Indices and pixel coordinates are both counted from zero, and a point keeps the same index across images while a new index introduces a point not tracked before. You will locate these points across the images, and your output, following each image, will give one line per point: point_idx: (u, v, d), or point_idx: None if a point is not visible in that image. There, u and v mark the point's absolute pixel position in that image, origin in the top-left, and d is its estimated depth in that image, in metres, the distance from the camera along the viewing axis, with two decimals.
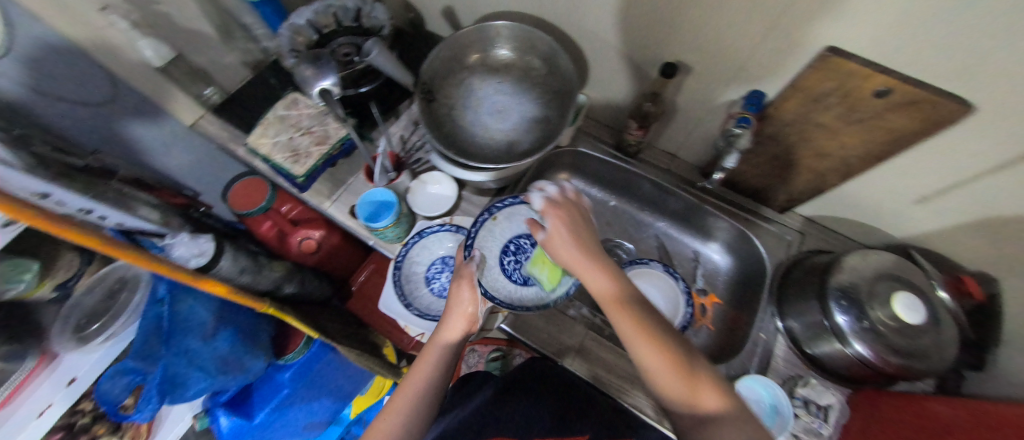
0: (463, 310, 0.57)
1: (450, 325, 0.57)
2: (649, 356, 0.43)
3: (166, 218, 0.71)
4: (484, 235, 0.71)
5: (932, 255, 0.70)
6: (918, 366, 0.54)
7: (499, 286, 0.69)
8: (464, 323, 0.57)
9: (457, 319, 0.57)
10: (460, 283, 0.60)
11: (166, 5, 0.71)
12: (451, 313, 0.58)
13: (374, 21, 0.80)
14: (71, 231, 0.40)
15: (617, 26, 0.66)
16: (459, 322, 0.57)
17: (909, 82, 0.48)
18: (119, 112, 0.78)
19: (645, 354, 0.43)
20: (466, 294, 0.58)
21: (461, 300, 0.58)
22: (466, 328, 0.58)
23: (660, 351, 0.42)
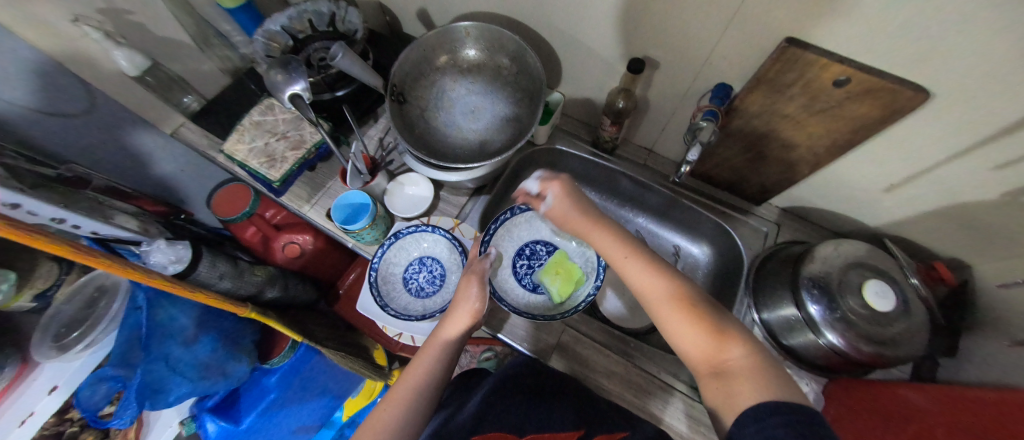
0: (468, 306, 0.59)
1: (455, 318, 0.58)
2: (668, 304, 0.49)
3: (144, 226, 0.72)
4: (502, 235, 0.77)
5: (906, 243, 0.70)
6: (889, 353, 0.54)
7: (509, 287, 0.75)
8: (468, 320, 0.58)
9: (461, 313, 0.58)
10: (467, 280, 0.62)
11: (140, 15, 0.72)
12: (456, 308, 0.59)
13: (349, 25, 0.81)
14: (41, 240, 0.41)
15: (584, 23, 0.67)
16: (464, 316, 0.58)
17: (865, 71, 0.48)
18: (98, 123, 0.79)
19: (664, 303, 0.50)
20: (472, 293, 0.60)
21: (466, 297, 0.60)
22: (471, 322, 0.58)
23: (677, 298, 0.49)
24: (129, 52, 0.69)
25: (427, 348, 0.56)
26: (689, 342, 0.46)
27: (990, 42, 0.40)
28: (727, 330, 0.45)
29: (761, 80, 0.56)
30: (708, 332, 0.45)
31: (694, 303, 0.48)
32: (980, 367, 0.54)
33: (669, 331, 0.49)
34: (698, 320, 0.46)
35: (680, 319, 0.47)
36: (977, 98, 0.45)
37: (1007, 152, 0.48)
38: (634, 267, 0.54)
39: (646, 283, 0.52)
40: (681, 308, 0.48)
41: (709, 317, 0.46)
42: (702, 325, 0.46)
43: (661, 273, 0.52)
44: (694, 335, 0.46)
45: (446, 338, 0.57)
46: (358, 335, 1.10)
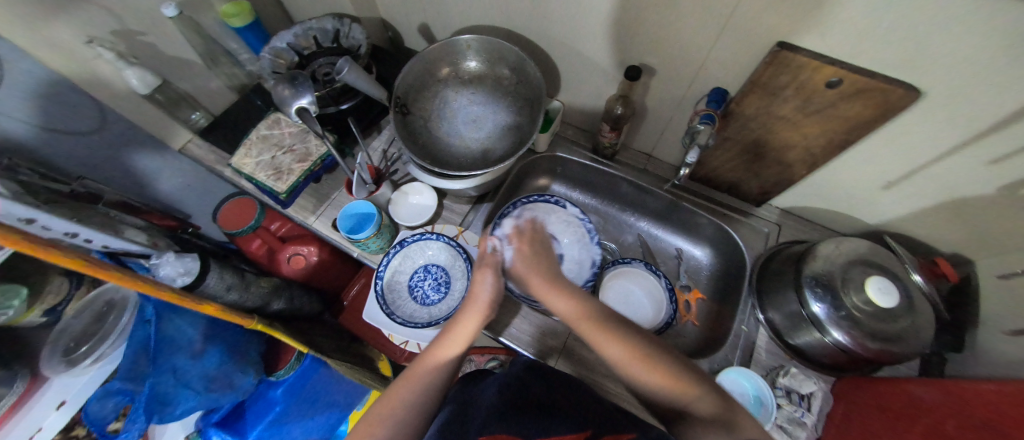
0: (467, 331, 0.60)
1: (452, 340, 0.59)
2: (612, 351, 0.54)
3: (153, 239, 0.73)
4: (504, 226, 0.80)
5: (906, 239, 0.71)
6: (894, 349, 0.54)
7: None
8: (464, 343, 0.60)
9: (460, 338, 0.60)
10: (468, 305, 0.63)
11: (150, 36, 0.76)
12: (453, 333, 0.60)
13: (352, 40, 0.83)
14: (54, 254, 0.42)
15: (579, 33, 0.69)
16: (460, 340, 0.60)
17: (856, 72, 0.50)
18: (109, 142, 0.81)
19: (610, 351, 0.54)
20: (472, 322, 0.61)
21: (465, 323, 0.61)
22: (464, 346, 0.60)
23: (619, 346, 0.54)
24: (141, 71, 0.71)
25: (420, 368, 0.57)
26: (659, 387, 0.50)
27: (972, 41, 0.42)
28: (681, 372, 0.50)
29: (755, 83, 0.58)
30: (672, 377, 0.49)
31: (642, 343, 0.53)
32: (988, 362, 0.54)
33: (632, 375, 0.52)
34: (653, 363, 0.51)
35: (638, 364, 0.52)
36: (965, 95, 0.47)
37: (1001, 147, 0.49)
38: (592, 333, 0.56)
39: (599, 339, 0.55)
40: (634, 349, 0.53)
41: (660, 358, 0.51)
42: (656, 368, 0.51)
43: (610, 331, 0.55)
44: (656, 377, 0.50)
45: (442, 360, 0.58)
46: (362, 346, 1.09)
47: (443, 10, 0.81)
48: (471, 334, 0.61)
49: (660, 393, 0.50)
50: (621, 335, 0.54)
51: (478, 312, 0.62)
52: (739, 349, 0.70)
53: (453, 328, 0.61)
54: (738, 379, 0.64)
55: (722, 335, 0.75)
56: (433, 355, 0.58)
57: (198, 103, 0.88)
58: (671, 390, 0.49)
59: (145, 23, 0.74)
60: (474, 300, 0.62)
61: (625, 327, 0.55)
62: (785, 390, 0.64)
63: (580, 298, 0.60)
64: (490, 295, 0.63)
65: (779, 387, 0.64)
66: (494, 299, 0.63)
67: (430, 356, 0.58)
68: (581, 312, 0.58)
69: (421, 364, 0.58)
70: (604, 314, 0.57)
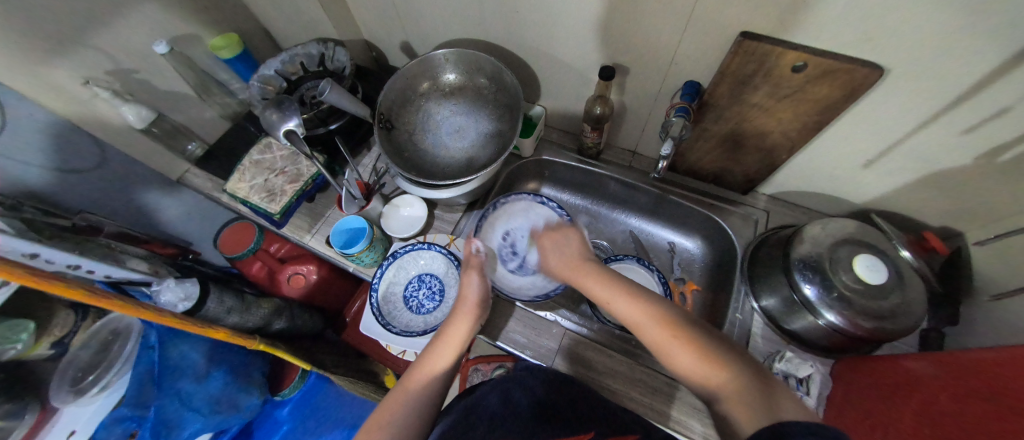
0: (460, 334, 0.61)
1: (446, 347, 0.60)
2: (656, 334, 0.51)
3: (154, 267, 0.75)
4: (487, 230, 0.79)
5: (894, 216, 0.71)
6: (890, 327, 0.54)
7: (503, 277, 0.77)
8: (458, 347, 0.61)
9: (454, 341, 0.61)
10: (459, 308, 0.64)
11: (144, 73, 0.79)
12: (446, 338, 0.61)
13: (337, 63, 0.86)
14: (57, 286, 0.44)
15: (552, 38, 0.71)
16: (453, 345, 0.60)
17: (820, 55, 0.51)
18: (111, 177, 0.84)
19: (652, 334, 0.52)
20: (463, 324, 0.62)
21: (458, 327, 0.62)
22: (457, 353, 0.61)
23: (665, 329, 0.51)
24: (135, 106, 0.76)
25: (417, 375, 0.57)
26: (693, 371, 0.47)
27: (926, 14, 0.43)
28: (723, 356, 0.46)
29: (724, 73, 0.59)
30: (708, 360, 0.46)
31: (682, 324, 0.50)
32: (985, 333, 0.54)
33: (667, 357, 0.50)
34: (694, 346, 0.47)
35: (679, 348, 0.48)
36: (929, 67, 0.48)
37: (971, 116, 0.50)
38: (623, 306, 0.56)
39: (641, 324, 0.53)
40: (676, 333, 0.50)
41: (703, 341, 0.48)
42: (693, 349, 0.47)
43: (673, 319, 0.51)
44: (699, 362, 0.46)
45: (437, 366, 0.58)
46: (366, 361, 1.10)
47: (422, 27, 0.84)
48: (463, 337, 0.61)
49: (703, 378, 0.46)
50: (671, 321, 0.51)
51: (468, 315, 0.63)
52: (734, 338, 0.70)
53: (446, 334, 0.61)
54: None
55: (718, 325, 0.75)
56: (429, 363, 0.59)
57: (193, 134, 0.91)
58: (706, 373, 0.45)
59: (138, 61, 0.78)
60: (463, 301, 0.64)
61: (682, 315, 0.52)
62: (782, 375, 0.63)
63: (657, 303, 0.54)
64: (478, 294, 0.64)
65: (777, 372, 0.64)
66: (483, 298, 0.65)
67: (426, 363, 0.59)
68: (646, 310, 0.54)
69: (418, 372, 0.58)
70: (675, 311, 0.53)
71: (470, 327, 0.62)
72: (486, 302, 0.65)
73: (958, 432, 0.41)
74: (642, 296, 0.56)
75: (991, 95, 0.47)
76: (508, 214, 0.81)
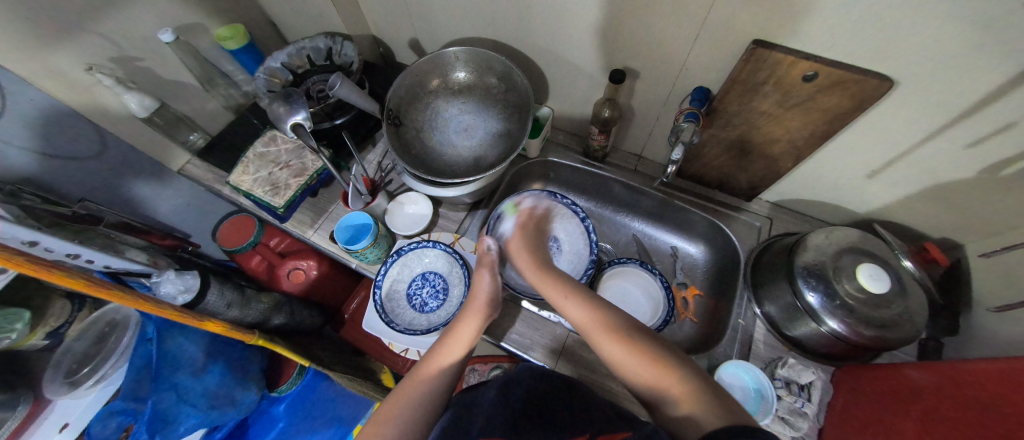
0: (469, 331, 0.61)
1: (454, 343, 0.59)
2: (605, 341, 0.53)
3: (153, 258, 0.74)
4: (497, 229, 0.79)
5: (896, 227, 0.72)
6: (891, 335, 0.55)
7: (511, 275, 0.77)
8: (467, 344, 0.60)
9: (463, 339, 0.60)
10: (470, 306, 0.64)
11: (148, 61, 0.78)
12: (455, 334, 0.60)
13: (345, 58, 0.86)
14: (56, 274, 0.43)
15: (563, 40, 0.71)
16: (461, 344, 0.60)
17: (832, 65, 0.51)
18: (111, 165, 0.83)
19: (603, 341, 0.53)
20: (473, 321, 0.62)
21: (467, 323, 0.61)
22: (466, 349, 0.60)
23: (613, 333, 0.52)
24: (139, 96, 0.74)
25: (424, 370, 0.57)
26: (643, 377, 0.48)
27: (940, 28, 0.43)
28: (671, 362, 0.47)
29: (734, 80, 0.59)
30: (655, 364, 0.47)
31: (630, 332, 0.52)
32: (986, 344, 0.54)
33: (618, 366, 0.51)
34: (641, 352, 0.49)
35: (627, 355, 0.50)
36: (940, 81, 0.48)
37: (976, 130, 0.51)
38: (572, 307, 0.58)
39: (590, 328, 0.55)
40: (623, 341, 0.51)
41: (649, 347, 0.49)
42: (638, 355, 0.49)
43: (614, 323, 0.54)
44: (641, 364, 0.48)
45: (446, 362, 0.58)
46: (363, 358, 1.09)
47: (431, 24, 0.84)
48: (472, 336, 0.61)
49: (648, 383, 0.47)
50: (618, 328, 0.53)
51: (478, 314, 0.62)
52: (737, 343, 0.71)
53: (455, 329, 0.61)
54: (738, 372, 0.64)
55: (720, 330, 0.76)
56: (437, 358, 0.58)
57: (195, 125, 0.90)
58: (656, 380, 0.47)
59: (143, 49, 0.76)
60: (475, 298, 0.64)
61: (627, 322, 0.54)
62: (784, 381, 0.63)
63: (601, 307, 0.56)
64: (488, 293, 0.64)
65: (778, 378, 0.64)
66: (493, 298, 0.65)
67: (435, 359, 0.58)
68: (594, 315, 0.55)
69: (425, 366, 0.58)
70: (620, 319, 0.54)
71: (479, 325, 0.62)
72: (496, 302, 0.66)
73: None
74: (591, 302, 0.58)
75: (998, 110, 0.48)
76: None
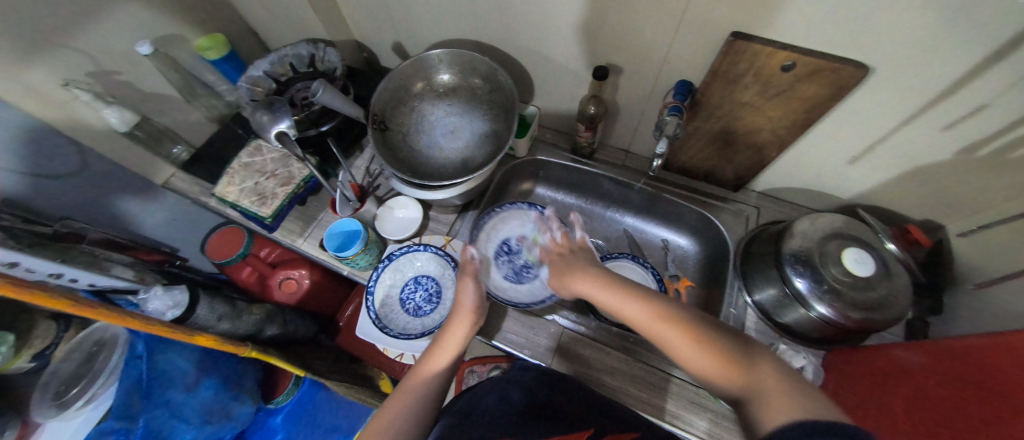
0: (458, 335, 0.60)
1: (442, 351, 0.59)
2: (671, 335, 0.48)
3: (140, 274, 0.73)
4: (481, 239, 0.79)
5: (879, 210, 0.73)
6: (878, 317, 0.56)
7: (498, 285, 0.77)
8: (455, 352, 0.60)
9: (452, 344, 0.60)
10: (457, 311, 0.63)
11: (126, 74, 0.77)
12: (443, 342, 0.60)
13: (328, 63, 0.86)
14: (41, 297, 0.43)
15: (545, 39, 0.72)
16: (450, 351, 0.59)
17: (808, 54, 0.52)
18: (92, 182, 0.81)
19: (671, 337, 0.48)
20: (461, 329, 0.61)
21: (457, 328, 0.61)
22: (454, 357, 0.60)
23: (683, 329, 0.47)
24: (118, 109, 0.73)
25: (414, 379, 0.57)
26: (712, 372, 0.44)
27: (910, 15, 0.44)
28: (741, 358, 0.43)
29: (716, 73, 0.60)
30: (727, 359, 0.43)
31: (692, 326, 0.47)
32: (969, 321, 0.56)
33: (685, 360, 0.47)
34: (706, 343, 0.45)
35: (691, 348, 0.46)
36: (913, 65, 0.49)
37: (950, 112, 0.52)
38: (633, 307, 0.52)
39: (654, 324, 0.50)
40: (691, 336, 0.46)
41: (718, 341, 0.45)
42: (703, 349, 0.45)
43: (679, 318, 0.49)
44: (713, 362, 0.44)
45: (434, 370, 0.58)
46: (360, 366, 1.08)
47: (414, 27, 0.83)
48: (459, 344, 0.60)
49: (722, 378, 0.43)
50: (681, 320, 0.48)
51: (466, 320, 0.61)
52: (729, 332, 0.72)
53: (442, 338, 0.60)
54: None
55: (713, 321, 0.76)
56: (425, 367, 0.58)
57: (179, 137, 0.89)
58: (729, 374, 0.43)
59: (121, 62, 0.75)
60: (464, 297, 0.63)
61: (700, 320, 0.48)
62: None
63: (661, 302, 0.51)
64: (473, 301, 0.62)
65: None
66: (479, 305, 0.63)
67: (423, 367, 0.58)
68: (653, 312, 0.50)
69: (414, 375, 0.58)
70: (688, 314, 0.49)
71: (467, 334, 0.61)
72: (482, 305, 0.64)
73: (953, 421, 0.42)
74: (655, 301, 0.52)
75: (969, 91, 0.49)
76: (502, 221, 0.81)
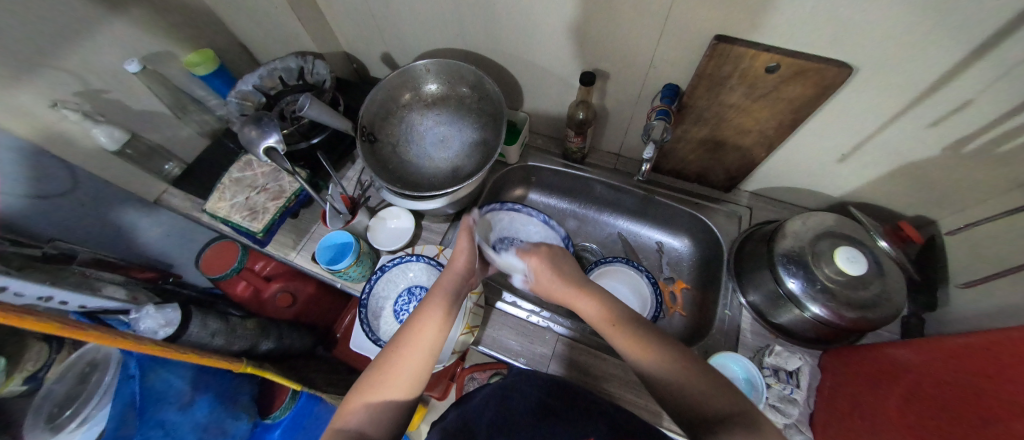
0: (435, 322, 0.55)
1: (421, 327, 0.54)
2: (618, 339, 0.52)
3: (132, 294, 0.72)
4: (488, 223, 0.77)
5: (870, 208, 0.73)
6: (871, 316, 0.55)
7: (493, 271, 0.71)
8: (437, 328, 0.55)
9: (426, 333, 0.54)
10: (432, 298, 0.58)
11: (116, 93, 0.77)
12: (421, 318, 0.55)
13: (317, 76, 0.86)
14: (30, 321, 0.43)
15: (531, 46, 0.72)
16: (427, 337, 0.54)
17: (791, 55, 0.52)
18: (82, 201, 0.81)
19: (615, 338, 0.53)
20: (440, 304, 0.57)
21: (431, 314, 0.55)
22: (437, 335, 0.55)
23: (624, 335, 0.52)
24: (108, 128, 0.74)
25: (393, 355, 0.52)
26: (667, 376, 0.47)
27: (891, 14, 0.44)
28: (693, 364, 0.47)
29: (701, 76, 0.60)
30: (681, 366, 0.47)
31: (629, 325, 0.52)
32: (963, 318, 0.56)
33: (637, 364, 0.50)
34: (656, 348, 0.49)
35: (640, 352, 0.49)
36: (896, 64, 0.49)
37: (935, 110, 0.52)
38: (582, 301, 0.58)
39: (614, 334, 0.53)
40: (627, 333, 0.52)
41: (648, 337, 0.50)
42: (638, 345, 0.50)
43: (626, 324, 0.53)
44: (669, 365, 0.47)
45: (416, 348, 0.52)
46: (358, 377, 1.08)
47: (402, 38, 0.84)
48: (441, 321, 0.56)
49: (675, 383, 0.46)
50: (631, 326, 0.52)
51: (444, 296, 0.58)
52: (724, 334, 0.71)
53: (421, 314, 0.56)
54: (727, 363, 0.64)
55: (708, 322, 0.76)
56: (407, 343, 0.53)
57: (170, 154, 0.89)
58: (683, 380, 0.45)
59: (109, 81, 0.75)
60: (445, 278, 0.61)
61: (646, 327, 0.52)
62: (772, 369, 0.64)
63: (609, 302, 0.56)
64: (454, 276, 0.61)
65: (767, 367, 0.64)
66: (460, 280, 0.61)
67: (402, 342, 0.53)
68: (607, 314, 0.55)
69: (392, 350, 0.53)
70: (627, 316, 0.54)
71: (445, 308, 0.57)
72: (460, 292, 0.60)
73: (949, 420, 0.41)
74: (606, 301, 0.57)
75: (953, 89, 0.49)
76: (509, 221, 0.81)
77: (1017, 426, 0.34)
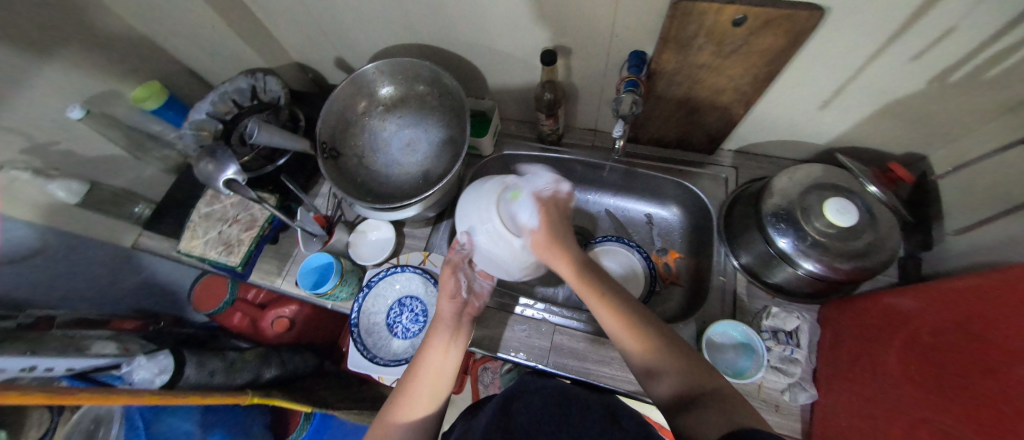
0: (432, 369, 0.53)
1: (427, 366, 0.53)
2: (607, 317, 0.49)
3: (124, 346, 0.72)
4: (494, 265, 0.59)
5: (858, 151, 0.71)
6: (865, 265, 0.54)
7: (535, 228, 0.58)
8: (440, 365, 0.54)
9: (426, 383, 0.52)
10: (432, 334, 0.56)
11: (66, 143, 0.74)
12: (424, 356, 0.54)
13: (270, 93, 0.82)
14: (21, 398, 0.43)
15: (483, 31, 0.67)
16: (431, 373, 0.53)
17: (757, 4, 0.48)
18: (54, 259, 0.79)
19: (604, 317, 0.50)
20: (439, 340, 0.55)
21: (431, 358, 0.53)
22: (444, 372, 0.53)
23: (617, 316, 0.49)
24: (64, 181, 0.72)
25: (406, 390, 0.51)
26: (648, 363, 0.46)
27: None
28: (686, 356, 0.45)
29: (666, 39, 0.56)
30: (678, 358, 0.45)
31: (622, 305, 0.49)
32: (963, 257, 0.54)
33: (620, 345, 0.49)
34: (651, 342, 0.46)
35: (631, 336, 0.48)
36: (868, 1, 0.46)
37: (918, 42, 0.49)
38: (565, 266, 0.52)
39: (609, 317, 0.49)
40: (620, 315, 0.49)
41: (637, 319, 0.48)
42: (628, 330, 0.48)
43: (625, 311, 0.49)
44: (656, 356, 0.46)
45: (422, 386, 0.51)
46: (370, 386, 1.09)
47: (351, 40, 0.79)
48: (444, 357, 0.54)
49: (678, 382, 0.44)
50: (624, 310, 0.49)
51: (443, 331, 0.56)
52: (722, 300, 0.70)
53: (424, 351, 0.54)
54: (726, 330, 0.63)
55: (703, 289, 0.76)
56: (413, 380, 0.52)
57: (138, 196, 0.87)
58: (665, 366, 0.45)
59: (55, 132, 0.72)
60: (438, 319, 0.57)
61: (641, 314, 0.49)
62: (771, 332, 0.64)
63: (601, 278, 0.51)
64: (451, 308, 0.57)
65: (765, 330, 0.64)
66: (459, 311, 0.58)
67: (410, 379, 0.52)
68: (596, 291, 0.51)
69: (404, 386, 0.52)
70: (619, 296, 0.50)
71: (444, 342, 0.55)
72: (460, 324, 0.58)
73: (962, 368, 0.39)
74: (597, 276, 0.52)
75: (934, 18, 0.45)
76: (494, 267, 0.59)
77: (1017, 372, 0.33)
